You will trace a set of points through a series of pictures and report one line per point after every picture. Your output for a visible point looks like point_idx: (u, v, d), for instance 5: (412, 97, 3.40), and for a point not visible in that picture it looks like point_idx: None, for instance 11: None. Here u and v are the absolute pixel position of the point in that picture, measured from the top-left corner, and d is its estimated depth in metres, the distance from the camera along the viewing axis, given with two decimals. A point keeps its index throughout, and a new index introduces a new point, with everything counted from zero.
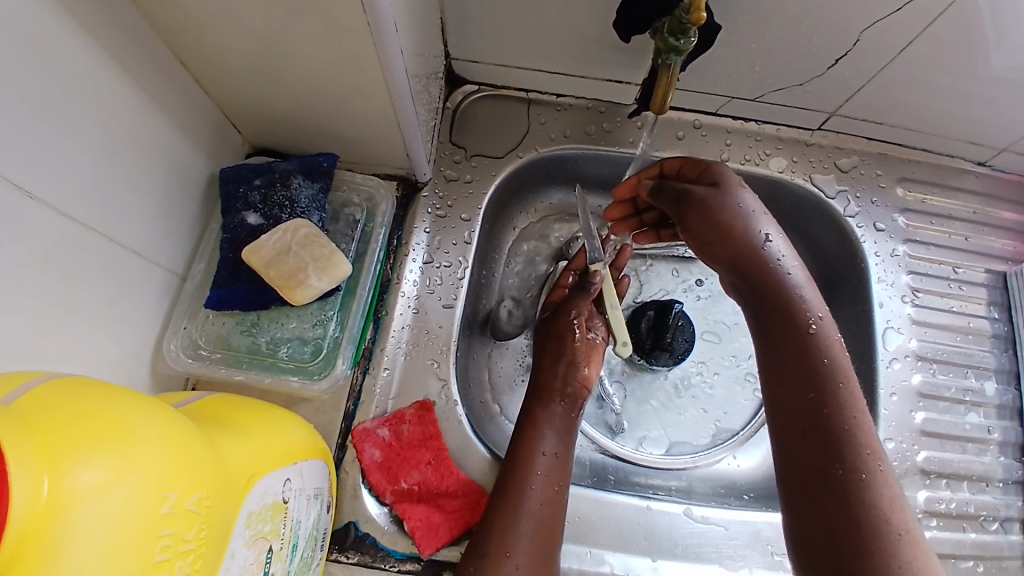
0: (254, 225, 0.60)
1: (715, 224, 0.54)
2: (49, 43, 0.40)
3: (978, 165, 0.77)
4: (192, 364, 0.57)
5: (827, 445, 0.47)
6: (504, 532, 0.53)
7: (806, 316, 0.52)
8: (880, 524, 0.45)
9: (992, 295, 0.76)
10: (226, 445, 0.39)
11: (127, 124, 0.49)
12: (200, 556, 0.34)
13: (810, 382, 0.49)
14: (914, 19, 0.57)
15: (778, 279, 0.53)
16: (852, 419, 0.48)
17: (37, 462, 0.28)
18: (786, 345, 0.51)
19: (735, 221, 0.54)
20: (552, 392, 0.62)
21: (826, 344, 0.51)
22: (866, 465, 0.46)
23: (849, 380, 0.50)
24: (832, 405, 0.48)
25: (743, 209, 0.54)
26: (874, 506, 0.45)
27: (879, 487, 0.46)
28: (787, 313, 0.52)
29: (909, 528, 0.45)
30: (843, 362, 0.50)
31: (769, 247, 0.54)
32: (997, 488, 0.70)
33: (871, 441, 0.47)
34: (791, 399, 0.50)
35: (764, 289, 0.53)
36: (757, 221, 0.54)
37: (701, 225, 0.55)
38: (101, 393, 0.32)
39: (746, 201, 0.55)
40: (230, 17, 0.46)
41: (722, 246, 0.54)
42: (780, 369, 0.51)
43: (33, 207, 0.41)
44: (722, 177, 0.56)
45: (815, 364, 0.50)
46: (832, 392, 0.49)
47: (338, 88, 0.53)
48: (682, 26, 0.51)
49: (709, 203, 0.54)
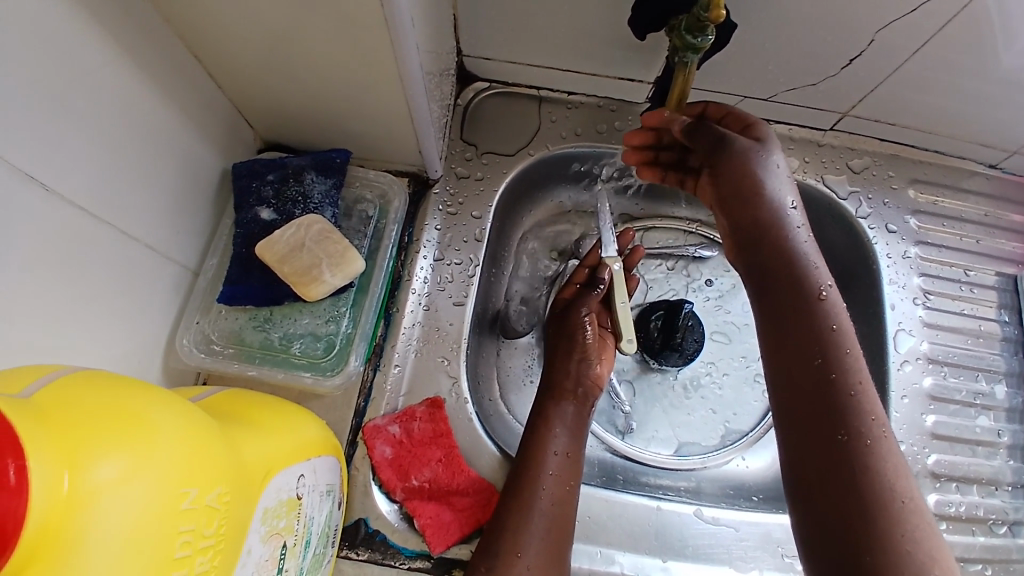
0: (267, 220, 0.60)
1: (746, 179, 0.54)
2: (63, 36, 0.40)
3: (990, 167, 0.77)
4: (204, 360, 0.57)
5: (831, 410, 0.47)
6: (517, 532, 0.53)
7: (816, 283, 0.52)
8: (885, 491, 0.44)
9: (1003, 298, 0.76)
10: (241, 440, 0.39)
11: (142, 119, 0.49)
12: (218, 552, 0.34)
13: (816, 348, 0.49)
14: (930, 20, 0.56)
15: (791, 243, 0.53)
16: (857, 386, 0.47)
17: (57, 458, 0.27)
18: (794, 310, 0.51)
19: (765, 180, 0.54)
20: (563, 391, 0.62)
21: (834, 312, 0.51)
22: (870, 432, 0.46)
23: (855, 348, 0.49)
24: (838, 371, 0.48)
25: (772, 170, 0.55)
26: (879, 472, 0.44)
27: (884, 454, 0.45)
28: (797, 278, 0.52)
29: (914, 497, 0.44)
30: (849, 331, 0.50)
31: (792, 215, 0.54)
32: (1007, 491, 0.70)
33: (876, 409, 0.47)
34: (798, 364, 0.49)
35: (776, 253, 0.53)
36: (783, 186, 0.55)
37: (733, 179, 0.55)
38: (117, 389, 0.32)
39: (777, 164, 0.56)
40: (246, 13, 0.46)
41: (749, 204, 0.54)
42: (787, 334, 0.51)
43: (49, 202, 0.41)
44: (759, 136, 0.57)
45: (821, 330, 0.50)
46: (839, 359, 0.48)
47: (351, 83, 0.53)
48: (700, 24, 0.50)
49: (747, 157, 0.55)
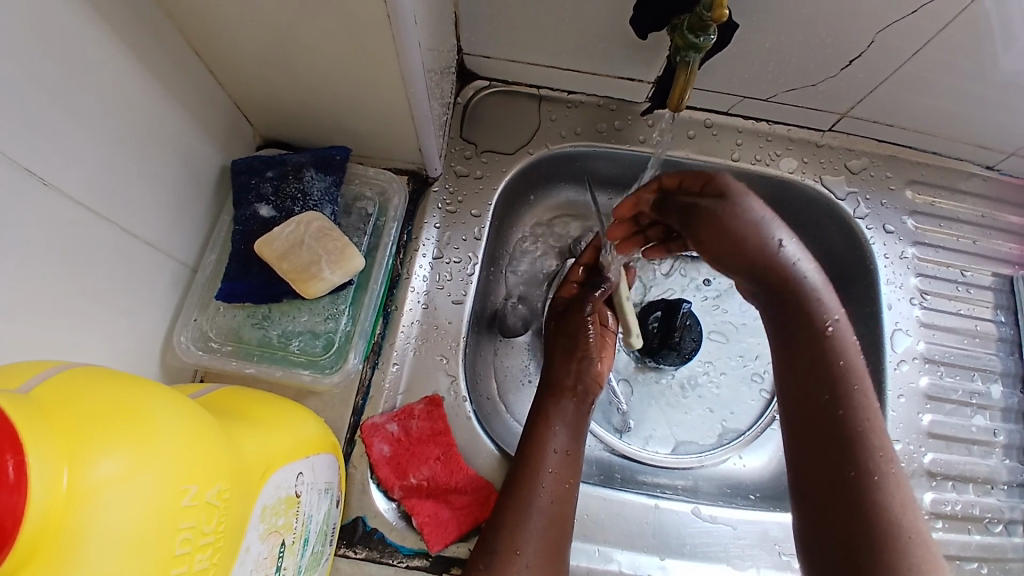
0: (266, 217, 0.60)
1: (726, 242, 0.50)
2: (64, 31, 0.39)
3: (986, 169, 0.77)
4: (202, 357, 0.57)
5: (841, 444, 0.47)
6: (515, 530, 0.53)
7: (821, 318, 0.50)
8: (891, 524, 0.45)
9: (999, 299, 0.76)
10: (241, 437, 0.39)
11: (142, 114, 0.48)
12: (219, 548, 0.34)
13: (826, 384, 0.49)
14: (930, 22, 0.56)
15: (793, 283, 0.50)
16: (866, 421, 0.48)
17: (57, 452, 0.27)
18: (802, 347, 0.50)
19: (745, 234, 0.49)
20: (563, 389, 0.62)
21: (842, 347, 0.50)
22: (878, 467, 0.46)
23: (863, 382, 0.49)
24: (847, 406, 0.48)
25: (756, 217, 0.50)
26: (886, 506, 0.45)
27: (891, 488, 0.46)
28: (802, 318, 0.50)
29: (920, 530, 0.45)
30: (858, 364, 0.50)
31: (785, 251, 0.50)
32: (1003, 490, 0.70)
33: (884, 442, 0.47)
34: (807, 398, 0.49)
35: (779, 294, 0.50)
36: (771, 229, 0.50)
37: (709, 245, 0.51)
38: (116, 384, 0.32)
39: (756, 209, 0.50)
40: (246, 8, 0.46)
41: (732, 262, 0.51)
42: (797, 370, 0.50)
43: (49, 198, 0.41)
44: (727, 187, 0.51)
45: (831, 365, 0.49)
46: (848, 393, 0.48)
47: (352, 80, 0.52)
48: (703, 23, 0.50)
49: (722, 218, 0.50)
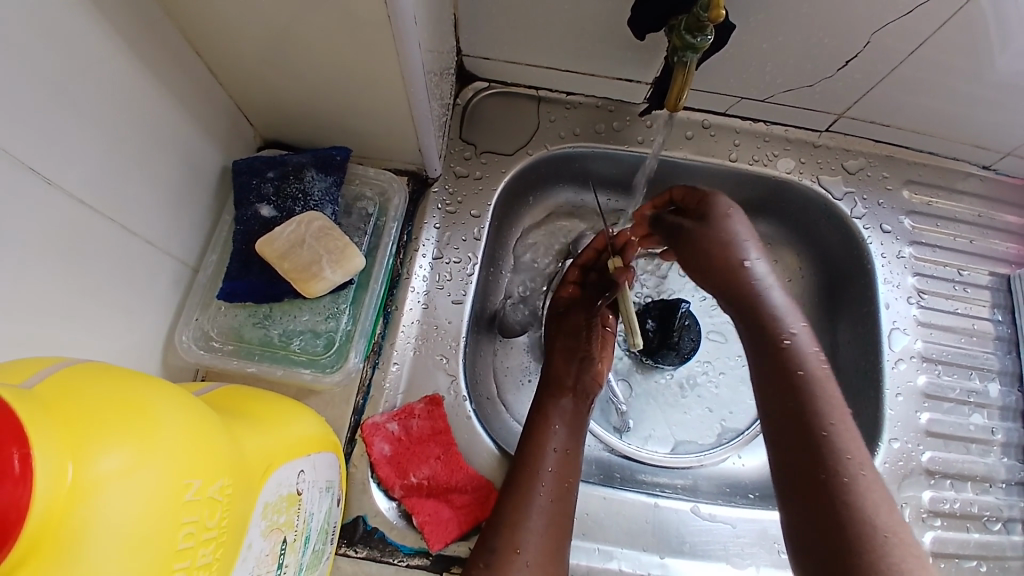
0: (267, 217, 0.60)
1: (703, 261, 0.55)
2: (67, 31, 0.40)
3: (983, 168, 0.78)
4: (204, 356, 0.57)
5: (808, 451, 0.48)
6: (515, 528, 0.53)
7: (778, 331, 0.52)
8: (865, 526, 0.44)
9: (996, 298, 0.77)
10: (243, 434, 0.39)
11: (144, 114, 0.49)
12: (221, 544, 0.34)
13: (788, 394, 0.50)
14: (925, 22, 0.57)
15: (754, 297, 0.53)
16: (830, 426, 0.48)
17: (61, 446, 0.27)
18: (764, 361, 0.52)
19: (722, 253, 0.54)
20: (563, 388, 0.62)
21: (801, 357, 0.51)
22: (848, 470, 0.47)
23: (827, 388, 0.50)
24: (810, 413, 0.49)
25: (730, 237, 0.54)
26: (860, 508, 0.45)
27: (863, 489, 0.46)
28: (763, 330, 0.53)
29: (898, 530, 0.45)
30: (820, 373, 0.51)
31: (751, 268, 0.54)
32: (1001, 489, 0.71)
33: (851, 446, 0.48)
34: (772, 410, 0.51)
35: (745, 310, 0.54)
36: (744, 249, 0.54)
37: (692, 262, 0.56)
38: (119, 380, 0.32)
39: (732, 230, 0.55)
40: (247, 9, 0.46)
41: (707, 277, 0.56)
42: (764, 384, 0.52)
43: (52, 196, 0.41)
44: (715, 207, 0.56)
45: (791, 376, 0.51)
46: (810, 401, 0.49)
47: (352, 80, 0.53)
48: (699, 23, 0.50)
49: (702, 237, 0.55)
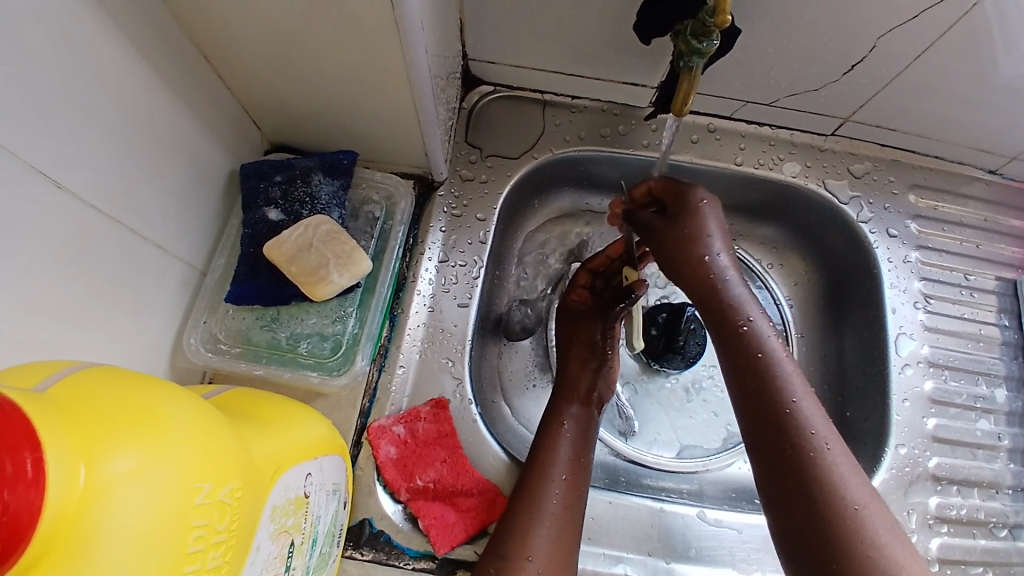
0: (275, 221, 0.60)
1: (673, 257, 0.55)
2: (76, 35, 0.40)
3: (989, 173, 0.77)
4: (211, 359, 0.57)
5: (773, 431, 0.48)
6: (527, 534, 0.53)
7: (736, 318, 0.52)
8: (835, 500, 0.45)
9: (1003, 302, 0.76)
10: (251, 437, 0.39)
11: (152, 118, 0.49)
12: (230, 547, 0.34)
13: (750, 376, 0.50)
14: (930, 28, 0.57)
15: (715, 289, 0.53)
16: (793, 403, 0.48)
17: (73, 451, 0.28)
18: (725, 346, 0.52)
19: (693, 248, 0.54)
20: (574, 394, 0.63)
21: (760, 340, 0.51)
22: (813, 445, 0.47)
23: (786, 367, 0.50)
24: (772, 393, 0.49)
25: (695, 232, 0.54)
26: (830, 482, 0.46)
27: (831, 462, 0.46)
28: (721, 318, 0.53)
29: (868, 500, 0.45)
30: (779, 352, 0.51)
31: (715, 262, 0.54)
32: (1007, 494, 0.70)
33: (814, 421, 0.48)
34: (735, 393, 0.51)
35: (707, 300, 0.54)
36: (710, 244, 0.54)
37: (662, 259, 0.56)
38: (130, 384, 0.32)
39: (701, 225, 0.54)
40: (255, 14, 0.46)
41: (673, 272, 0.55)
42: (727, 368, 0.52)
43: (62, 199, 0.41)
44: (690, 201, 0.55)
45: (751, 359, 0.50)
46: (772, 380, 0.49)
47: (358, 84, 0.53)
48: (706, 28, 0.50)
49: (674, 234, 0.55)
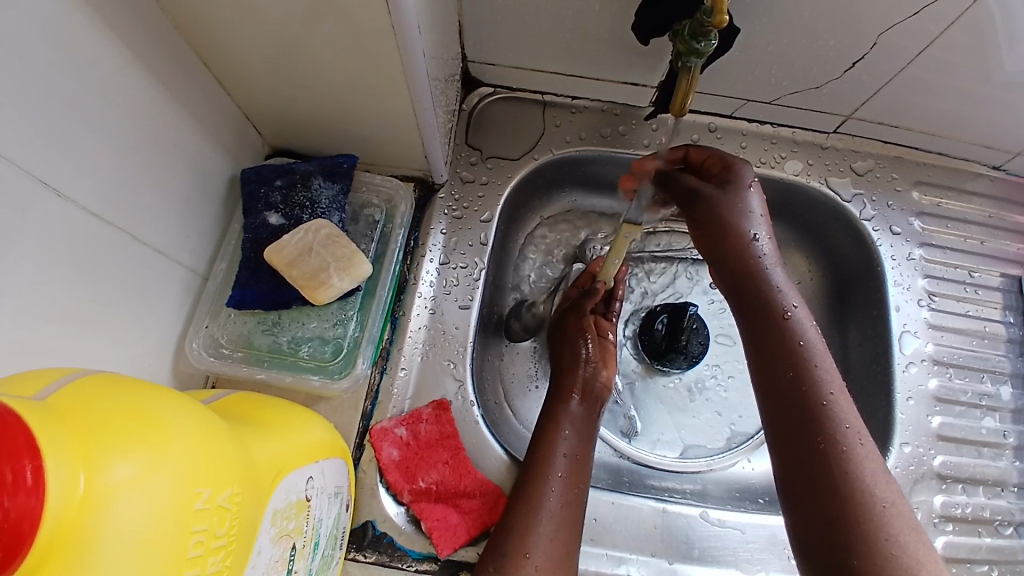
0: (276, 225, 0.61)
1: (718, 230, 0.53)
2: (77, 43, 0.40)
3: (993, 169, 0.77)
4: (214, 363, 0.58)
5: (808, 421, 0.48)
6: (525, 533, 0.53)
7: (779, 304, 0.51)
8: (862, 495, 0.45)
9: (1008, 299, 0.76)
10: (252, 442, 0.39)
11: (152, 124, 0.49)
12: (230, 552, 0.35)
13: (786, 363, 0.50)
14: (931, 24, 0.57)
15: (759, 273, 0.52)
16: (829, 396, 0.48)
17: (72, 458, 0.28)
18: (762, 330, 0.51)
19: (740, 223, 0.53)
20: (569, 391, 0.63)
21: (799, 330, 0.50)
22: (846, 439, 0.47)
23: (825, 360, 0.50)
24: (809, 382, 0.49)
25: (744, 210, 0.53)
26: (859, 477, 0.45)
27: (861, 459, 0.46)
28: (761, 300, 0.52)
29: (895, 500, 0.45)
30: (818, 344, 0.50)
31: (759, 247, 0.52)
32: (1013, 492, 0.70)
33: (848, 416, 0.48)
34: (768, 379, 0.50)
35: (748, 283, 0.52)
36: (756, 223, 0.53)
37: (703, 231, 0.54)
38: (129, 390, 0.32)
39: (750, 203, 0.53)
40: (253, 20, 0.46)
41: (714, 247, 0.54)
42: (761, 353, 0.51)
43: (64, 206, 0.42)
44: (740, 176, 0.55)
45: (790, 347, 0.50)
46: (809, 371, 0.49)
47: (358, 89, 0.53)
48: (704, 28, 0.49)
49: (726, 205, 0.53)
